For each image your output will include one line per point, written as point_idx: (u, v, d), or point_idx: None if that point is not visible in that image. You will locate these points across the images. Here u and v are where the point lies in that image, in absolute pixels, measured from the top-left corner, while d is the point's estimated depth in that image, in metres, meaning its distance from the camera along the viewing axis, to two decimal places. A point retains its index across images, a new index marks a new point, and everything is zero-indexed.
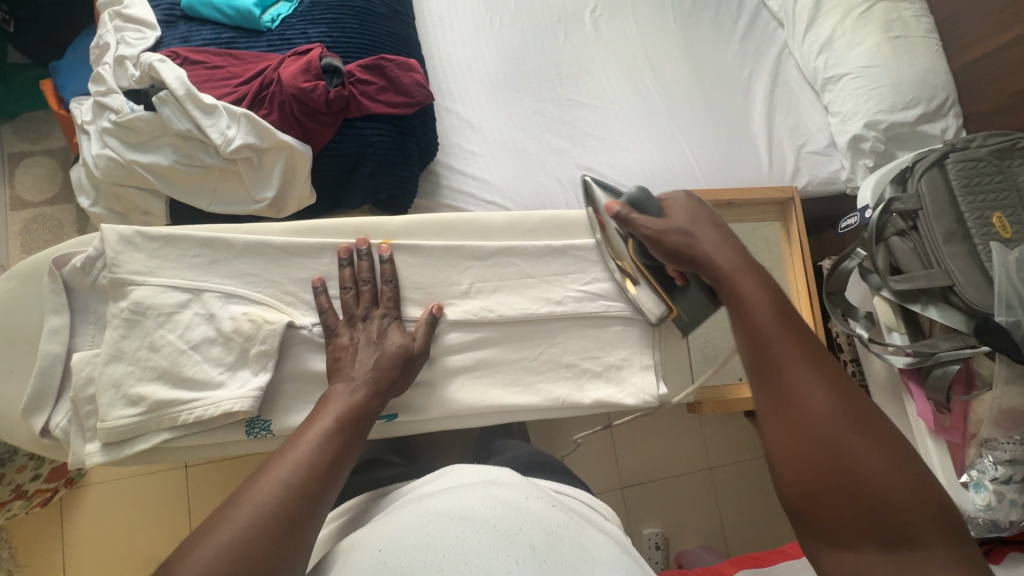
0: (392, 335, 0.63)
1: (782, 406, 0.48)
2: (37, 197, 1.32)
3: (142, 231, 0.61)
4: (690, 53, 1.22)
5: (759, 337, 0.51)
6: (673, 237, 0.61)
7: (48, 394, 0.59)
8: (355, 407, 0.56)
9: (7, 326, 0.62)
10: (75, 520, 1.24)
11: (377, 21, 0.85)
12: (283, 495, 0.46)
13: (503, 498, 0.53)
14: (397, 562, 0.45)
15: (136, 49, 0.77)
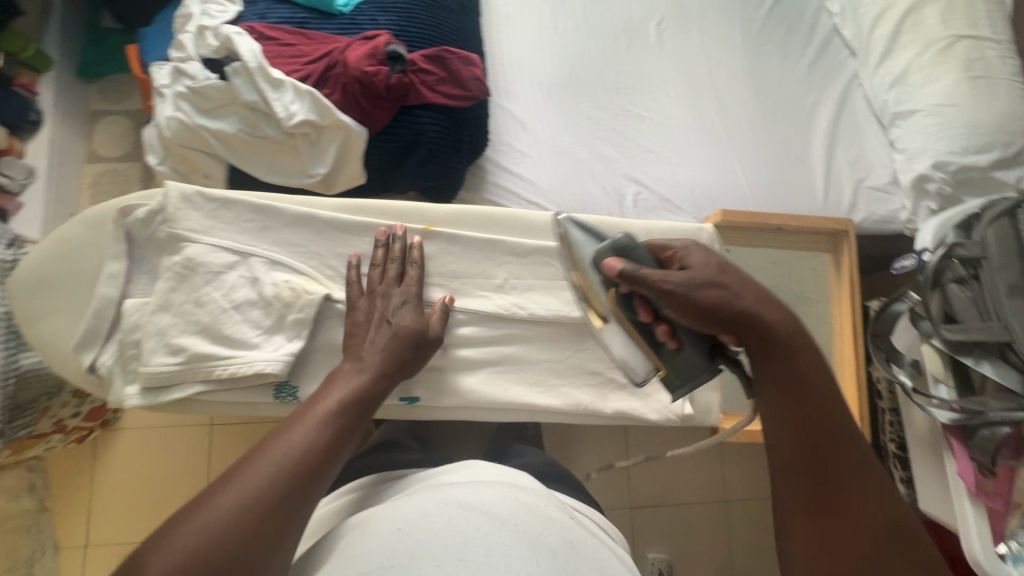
0: (399, 314, 0.63)
1: (823, 505, 0.51)
2: (111, 153, 1.41)
3: (203, 192, 0.64)
4: (752, 74, 1.19)
5: (812, 433, 0.53)
6: (705, 289, 0.55)
7: (99, 333, 0.63)
8: (359, 391, 0.57)
9: (72, 265, 0.66)
10: (106, 460, 1.30)
11: (444, 14, 0.87)
12: (276, 474, 0.48)
13: (516, 501, 0.55)
14: (415, 544, 0.48)
15: (217, 21, 0.81)
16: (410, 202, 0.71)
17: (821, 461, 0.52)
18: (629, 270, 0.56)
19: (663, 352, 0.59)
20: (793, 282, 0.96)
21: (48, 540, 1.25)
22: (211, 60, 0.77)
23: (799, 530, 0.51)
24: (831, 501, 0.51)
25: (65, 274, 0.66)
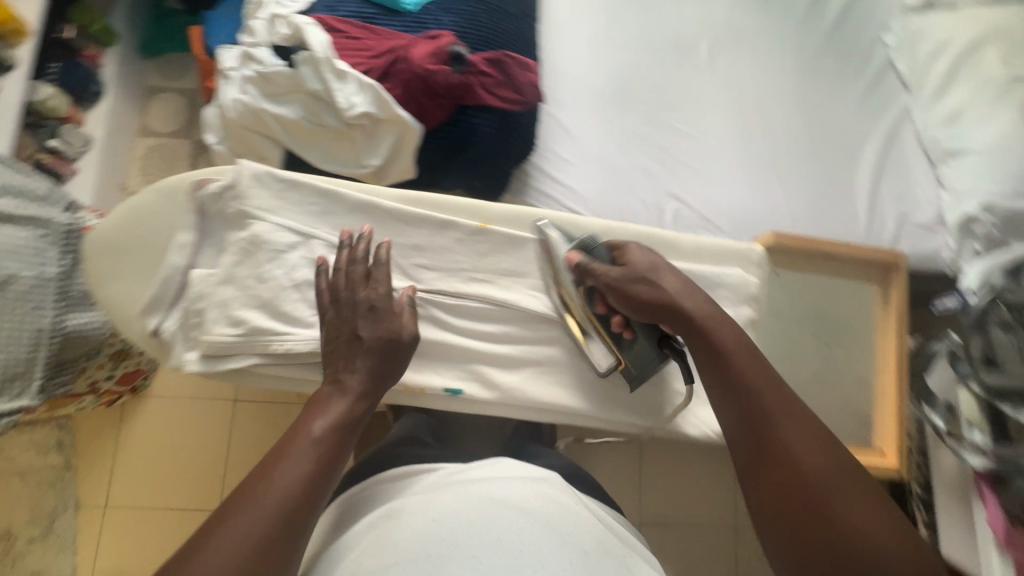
0: (360, 322, 0.62)
1: (785, 491, 0.59)
2: (163, 128, 1.46)
3: (274, 171, 0.66)
4: (800, 100, 1.18)
5: (743, 396, 0.62)
6: (644, 287, 0.64)
7: (165, 300, 0.66)
8: (344, 416, 0.59)
9: (142, 232, 0.69)
10: (132, 425, 1.34)
11: (505, 20, 0.89)
12: (279, 509, 0.53)
13: (539, 495, 0.59)
14: (446, 537, 0.53)
15: (290, 10, 0.83)
16: (467, 199, 0.73)
17: (773, 452, 0.60)
18: (584, 262, 0.67)
19: (620, 342, 0.68)
20: (837, 311, 0.99)
21: (71, 497, 1.30)
22: (281, 47, 0.80)
23: (772, 517, 0.59)
24: (794, 484, 0.58)
25: (136, 243, 0.69)
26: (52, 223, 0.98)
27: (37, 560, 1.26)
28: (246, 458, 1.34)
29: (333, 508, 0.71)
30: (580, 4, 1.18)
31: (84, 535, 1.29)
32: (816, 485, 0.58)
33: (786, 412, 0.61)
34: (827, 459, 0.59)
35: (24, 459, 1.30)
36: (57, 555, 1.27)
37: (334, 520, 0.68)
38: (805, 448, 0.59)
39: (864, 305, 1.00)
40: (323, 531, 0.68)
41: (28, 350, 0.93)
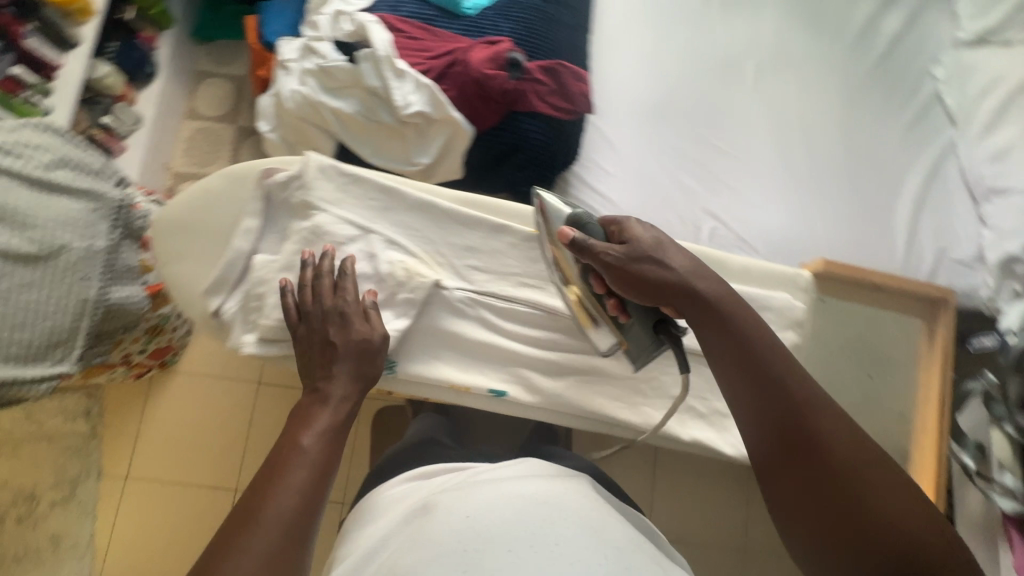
0: (331, 330, 0.65)
1: (803, 473, 0.62)
2: (211, 113, 1.50)
3: (338, 165, 0.70)
4: (844, 127, 1.18)
5: (753, 367, 0.64)
6: (647, 266, 0.63)
7: (227, 282, 0.69)
8: (335, 422, 0.63)
9: (209, 215, 0.72)
10: (158, 401, 1.37)
11: (560, 29, 0.90)
12: (287, 518, 0.55)
13: (570, 493, 0.63)
14: (483, 535, 0.55)
15: (353, 8, 0.85)
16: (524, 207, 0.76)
17: (789, 436, 0.63)
18: (581, 240, 0.63)
19: (614, 323, 0.67)
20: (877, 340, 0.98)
21: (94, 465, 1.33)
22: (343, 44, 0.82)
23: (795, 500, 0.63)
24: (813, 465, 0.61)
25: (200, 224, 0.72)
26: (104, 197, 0.99)
27: (57, 524, 1.29)
28: (266, 441, 1.37)
29: (366, 504, 0.72)
30: (630, 17, 1.19)
31: (104, 503, 1.32)
32: (835, 464, 0.61)
33: (794, 379, 0.63)
34: (845, 436, 0.62)
35: (53, 424, 1.33)
36: (77, 521, 1.30)
37: (365, 517, 0.69)
38: (824, 428, 0.62)
39: (909, 338, 1.00)
40: (354, 527, 0.68)
41: (71, 319, 0.96)
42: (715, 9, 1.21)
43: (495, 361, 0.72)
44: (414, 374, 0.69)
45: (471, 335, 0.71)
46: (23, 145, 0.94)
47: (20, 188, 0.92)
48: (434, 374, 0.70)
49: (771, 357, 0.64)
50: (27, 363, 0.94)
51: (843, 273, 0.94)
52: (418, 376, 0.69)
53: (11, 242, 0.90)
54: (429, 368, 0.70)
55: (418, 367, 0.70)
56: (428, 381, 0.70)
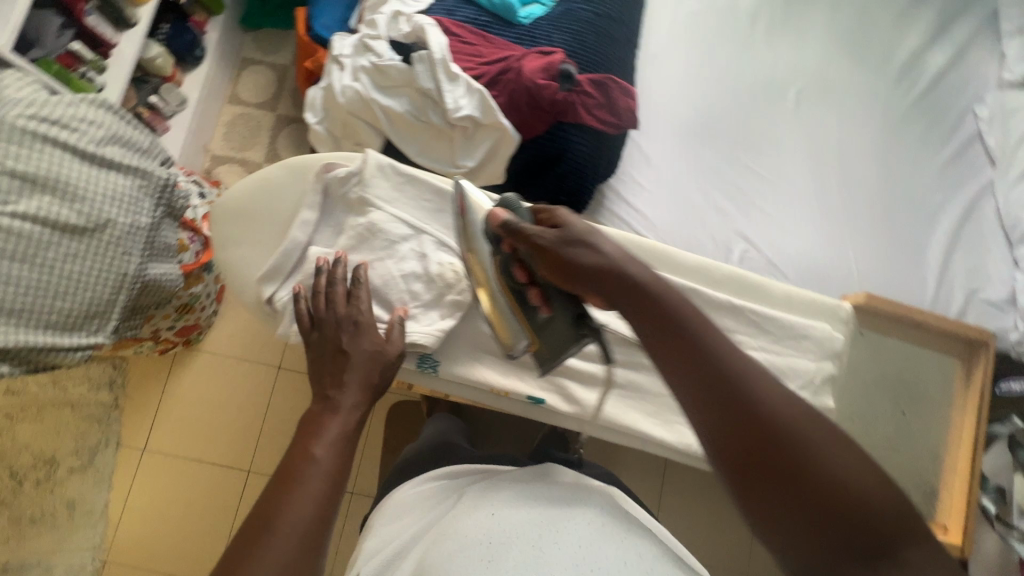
0: (345, 337, 0.66)
1: (770, 471, 0.49)
2: (252, 99, 1.53)
3: (395, 164, 0.74)
4: (882, 158, 1.17)
5: (700, 360, 0.52)
6: (584, 254, 0.59)
7: (282, 271, 0.72)
8: (346, 433, 0.61)
9: (270, 205, 0.76)
10: (180, 378, 1.39)
11: (611, 44, 0.92)
12: (301, 533, 0.52)
13: (582, 499, 0.68)
14: (506, 535, 0.63)
15: (410, 10, 0.88)
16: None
17: (747, 423, 0.49)
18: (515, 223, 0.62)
19: (535, 315, 0.65)
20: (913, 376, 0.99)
21: (113, 435, 1.35)
22: (399, 44, 0.84)
23: (763, 503, 0.48)
24: (780, 455, 0.48)
25: (258, 213, 0.76)
26: (152, 174, 1.02)
27: (73, 489, 1.32)
28: (282, 427, 1.38)
29: (394, 500, 0.73)
30: (675, 36, 1.20)
31: (120, 473, 1.34)
32: (803, 450, 0.49)
33: (745, 372, 0.52)
34: (805, 410, 0.51)
35: (77, 391, 1.36)
36: (93, 488, 1.33)
37: (389, 516, 0.71)
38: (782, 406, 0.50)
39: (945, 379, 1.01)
40: (381, 524, 0.70)
41: (110, 292, 0.98)
42: (761, 33, 1.22)
43: (535, 368, 0.73)
44: (456, 375, 0.72)
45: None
46: (75, 116, 0.95)
47: (63, 155, 0.92)
48: (475, 377, 0.72)
49: (714, 345, 0.53)
50: (63, 332, 0.95)
51: (881, 308, 0.94)
52: (462, 378, 0.72)
53: (51, 209, 0.90)
54: (473, 371, 0.72)
55: (461, 370, 0.72)
56: (472, 383, 0.72)
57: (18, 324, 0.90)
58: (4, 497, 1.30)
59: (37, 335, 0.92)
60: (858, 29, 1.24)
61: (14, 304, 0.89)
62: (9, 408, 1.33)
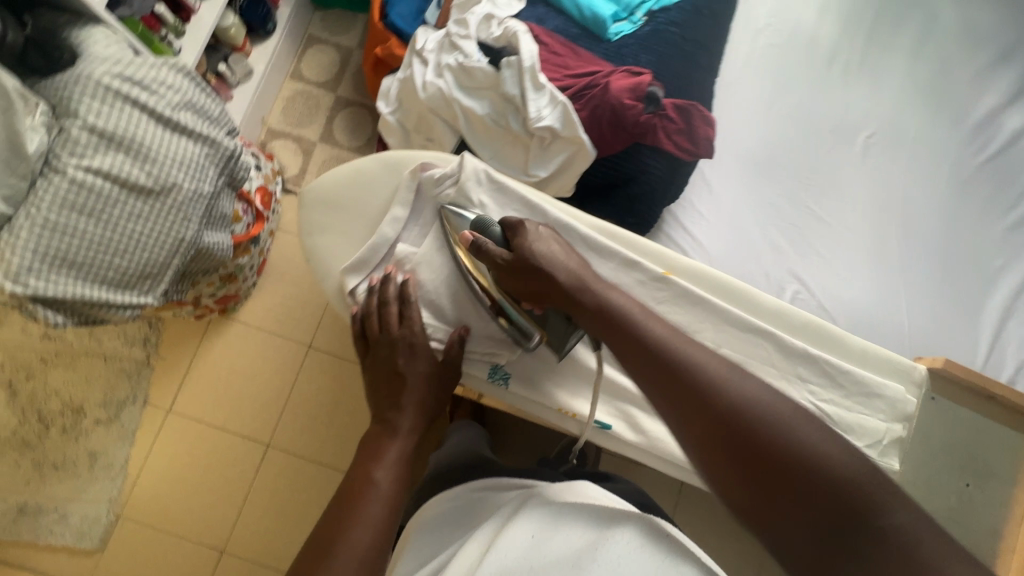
0: (400, 355, 0.71)
1: (745, 464, 0.50)
2: (314, 77, 1.54)
3: (489, 172, 0.72)
4: (947, 213, 1.14)
5: (657, 362, 0.57)
6: (533, 271, 0.64)
7: (367, 264, 0.74)
8: (404, 453, 0.67)
9: (360, 198, 0.78)
10: (211, 345, 1.41)
11: (695, 69, 0.92)
12: (369, 546, 0.57)
13: (615, 518, 0.63)
14: (541, 558, 0.60)
15: (502, 11, 0.89)
16: (658, 245, 0.75)
17: (701, 412, 0.53)
18: (482, 242, 0.67)
19: (533, 321, 0.69)
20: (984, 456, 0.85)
21: (141, 392, 1.37)
22: (488, 47, 0.86)
23: (731, 488, 0.51)
24: (737, 437, 0.51)
25: (345, 203, 0.78)
26: (220, 145, 1.02)
27: (97, 440, 1.34)
28: (305, 405, 1.39)
29: (437, 502, 0.73)
30: (750, 66, 1.19)
31: (144, 431, 1.36)
32: (762, 430, 0.50)
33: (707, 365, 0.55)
34: (764, 388, 0.53)
35: (111, 345, 1.38)
36: (115, 442, 1.35)
37: (431, 523, 0.71)
38: (737, 388, 0.53)
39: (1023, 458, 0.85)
40: (424, 529, 0.70)
41: (165, 255, 0.99)
42: (835, 72, 1.21)
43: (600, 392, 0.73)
44: (524, 390, 0.73)
45: (586, 363, 0.73)
46: (153, 77, 0.94)
47: (138, 115, 0.91)
48: (542, 396, 0.73)
49: (670, 345, 0.57)
50: (117, 290, 0.96)
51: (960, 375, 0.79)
52: (531, 394, 0.73)
53: (122, 168, 0.90)
54: (540, 389, 0.73)
55: (530, 386, 0.73)
56: (538, 400, 0.73)
57: (76, 276, 0.90)
58: (32, 439, 1.33)
59: (92, 289, 0.92)
60: (935, 78, 1.22)
61: (70, 256, 0.88)
62: (45, 352, 1.37)
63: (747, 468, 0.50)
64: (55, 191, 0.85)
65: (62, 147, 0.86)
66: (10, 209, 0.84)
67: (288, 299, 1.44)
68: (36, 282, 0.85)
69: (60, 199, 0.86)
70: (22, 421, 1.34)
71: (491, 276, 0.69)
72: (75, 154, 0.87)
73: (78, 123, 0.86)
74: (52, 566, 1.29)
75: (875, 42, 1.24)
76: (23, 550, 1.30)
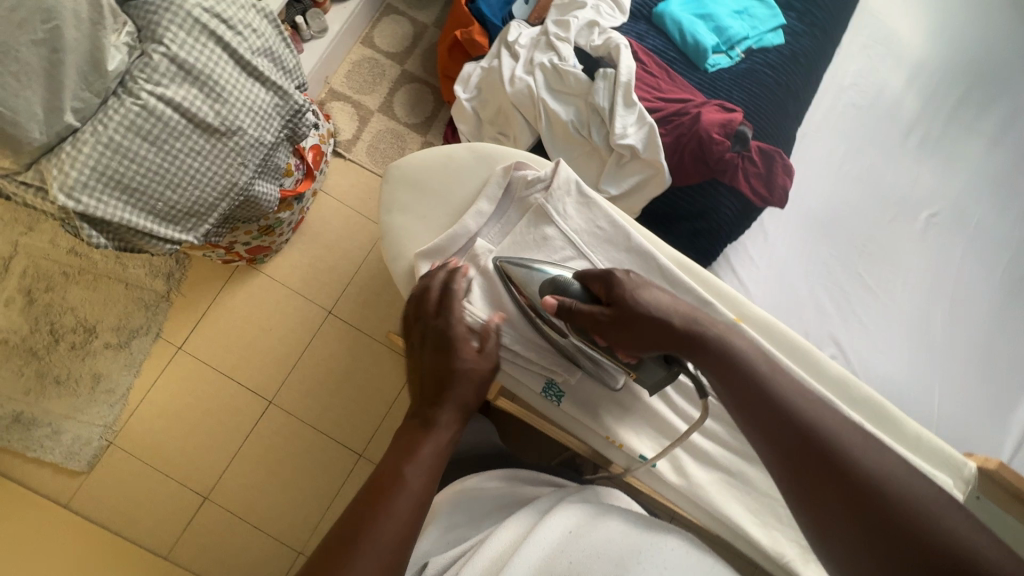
0: (453, 344, 0.65)
1: (825, 485, 0.48)
2: (384, 47, 1.53)
3: (580, 184, 0.73)
4: (1002, 307, 1.10)
5: (738, 372, 0.56)
6: (640, 320, 0.61)
7: (443, 252, 0.74)
8: (440, 450, 0.61)
9: (444, 183, 0.79)
10: (234, 292, 1.40)
11: (781, 117, 0.94)
12: (393, 546, 0.53)
13: (660, 527, 0.64)
14: (582, 550, 0.59)
15: (605, 22, 0.97)
16: (729, 289, 0.74)
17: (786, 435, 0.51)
18: (566, 304, 0.64)
19: (628, 367, 0.66)
20: None
21: (155, 324, 1.36)
22: (584, 57, 0.94)
23: (815, 522, 0.48)
24: (816, 462, 0.49)
25: (432, 185, 0.79)
26: (290, 98, 1.00)
27: (103, 363, 1.33)
28: (315, 367, 1.38)
29: (466, 490, 0.73)
30: (829, 121, 1.18)
31: (151, 362, 1.35)
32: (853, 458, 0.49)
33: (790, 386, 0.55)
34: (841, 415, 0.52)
35: (135, 272, 1.37)
36: (121, 368, 1.34)
37: (458, 505, 0.71)
38: (825, 416, 0.52)
39: None
40: (450, 510, 0.71)
41: (215, 197, 0.96)
42: (911, 145, 1.19)
43: (650, 424, 0.72)
44: (572, 409, 0.72)
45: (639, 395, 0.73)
46: (240, 18, 0.92)
47: (219, 53, 0.90)
48: (591, 420, 0.72)
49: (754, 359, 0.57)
50: (162, 222, 0.94)
51: None
52: (584, 416, 0.72)
53: (193, 102, 0.88)
54: (590, 414, 0.72)
55: (580, 407, 0.72)
56: (584, 423, 0.72)
57: (125, 201, 0.88)
58: (39, 349, 1.33)
59: (139, 217, 0.90)
60: (1006, 171, 1.21)
61: (125, 179, 0.86)
62: (69, 266, 1.37)
63: (826, 490, 0.48)
64: (125, 113, 0.84)
65: (140, 71, 0.85)
66: (77, 123, 0.82)
67: (317, 261, 1.43)
68: (88, 199, 0.84)
69: (127, 121, 0.84)
70: (33, 329, 1.34)
71: (576, 330, 0.65)
72: (152, 80, 0.86)
73: (160, 49, 0.86)
74: (35, 480, 1.28)
75: (956, 120, 1.22)
76: (9, 457, 1.29)
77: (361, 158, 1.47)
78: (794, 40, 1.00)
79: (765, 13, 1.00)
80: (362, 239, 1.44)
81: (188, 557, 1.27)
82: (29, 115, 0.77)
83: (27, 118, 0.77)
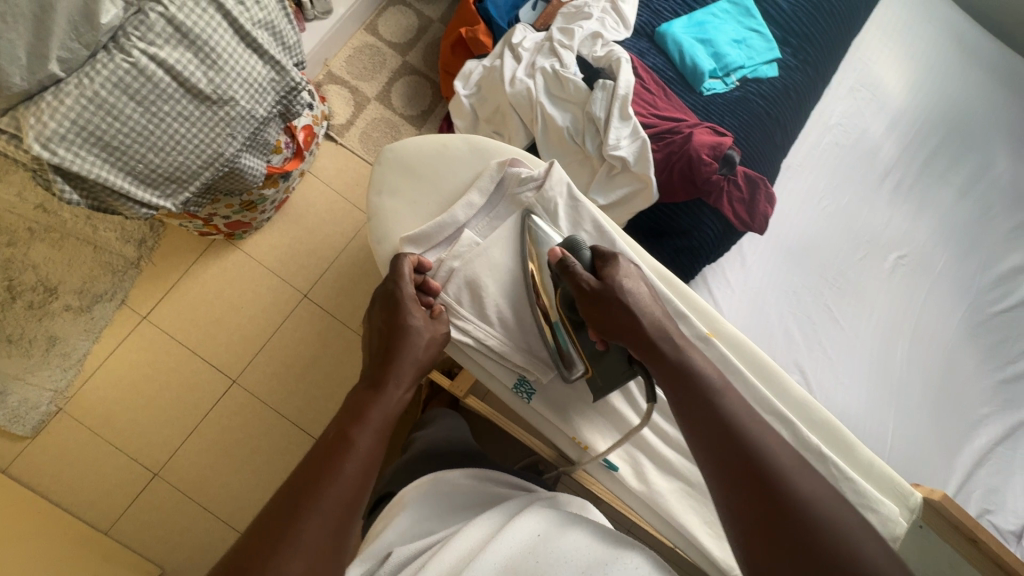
0: (406, 312, 0.66)
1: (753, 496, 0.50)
2: (387, 36, 1.52)
3: (574, 189, 0.75)
4: (957, 349, 1.15)
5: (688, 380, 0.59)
6: (620, 308, 0.63)
7: (430, 239, 0.75)
8: (389, 418, 0.58)
9: (436, 171, 0.79)
10: (207, 265, 1.36)
11: (767, 146, 0.98)
12: (338, 508, 0.49)
13: (625, 543, 0.60)
14: (544, 554, 0.57)
15: (608, 34, 0.99)
16: (709, 306, 0.75)
17: (719, 435, 0.54)
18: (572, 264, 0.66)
19: (592, 356, 0.69)
20: None
21: (122, 290, 1.32)
22: (585, 66, 0.96)
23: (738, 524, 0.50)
24: (753, 476, 0.51)
25: (425, 172, 0.79)
26: (287, 74, 0.98)
27: (61, 326, 1.28)
28: (283, 349, 1.35)
29: (436, 483, 0.73)
30: (813, 157, 1.22)
31: (113, 330, 1.31)
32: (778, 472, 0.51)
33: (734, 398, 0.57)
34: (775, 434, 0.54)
35: (106, 236, 1.33)
36: (79, 332, 1.28)
37: (427, 500, 0.71)
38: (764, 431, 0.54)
39: None
40: (416, 505, 0.70)
41: (199, 165, 0.95)
42: (888, 187, 1.24)
43: (610, 423, 0.73)
44: (544, 408, 0.73)
45: (613, 404, 0.73)
46: None
47: (218, 20, 0.87)
48: (562, 423, 0.73)
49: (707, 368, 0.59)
50: (141, 185, 0.92)
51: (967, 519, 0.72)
52: (549, 414, 0.73)
53: (187, 66, 0.86)
54: (561, 414, 0.73)
55: (551, 406, 0.73)
56: (553, 422, 0.73)
57: (104, 159, 0.85)
58: None
59: (117, 177, 0.88)
60: (972, 222, 1.27)
61: (107, 137, 0.84)
62: (35, 223, 1.32)
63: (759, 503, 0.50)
64: (113, 68, 0.81)
65: (134, 28, 0.83)
66: (61, 72, 0.79)
67: (296, 242, 1.40)
68: (65, 152, 0.81)
69: (115, 77, 0.81)
70: None
71: (562, 300, 0.69)
72: (145, 39, 0.83)
73: (158, 9, 0.83)
74: None
75: (930, 168, 1.29)
76: None
77: (353, 144, 1.46)
78: (788, 74, 1.04)
79: (763, 45, 1.04)
80: (346, 225, 1.43)
81: (131, 534, 1.22)
82: (11, 59, 0.74)
83: (8, 61, 0.74)
